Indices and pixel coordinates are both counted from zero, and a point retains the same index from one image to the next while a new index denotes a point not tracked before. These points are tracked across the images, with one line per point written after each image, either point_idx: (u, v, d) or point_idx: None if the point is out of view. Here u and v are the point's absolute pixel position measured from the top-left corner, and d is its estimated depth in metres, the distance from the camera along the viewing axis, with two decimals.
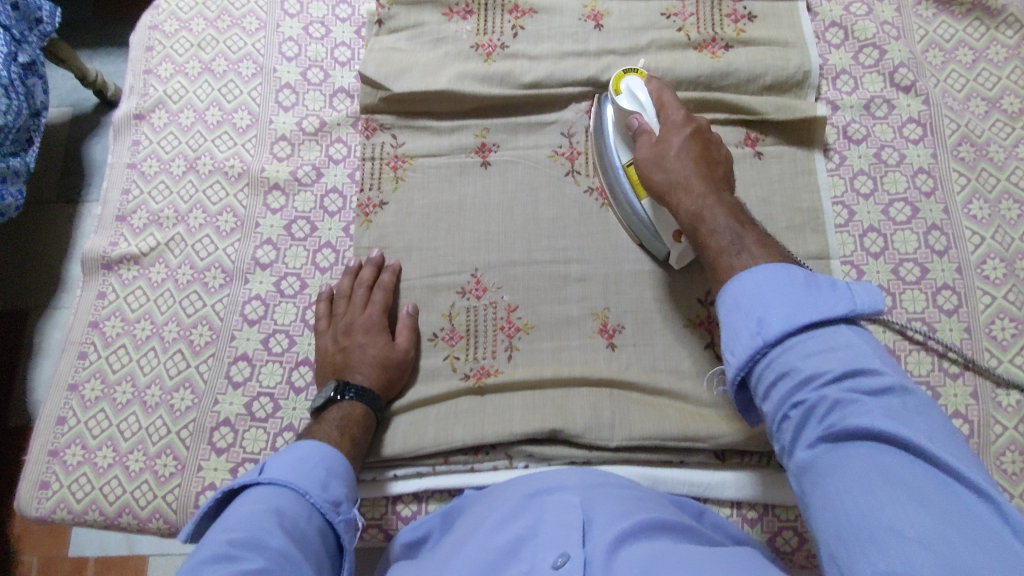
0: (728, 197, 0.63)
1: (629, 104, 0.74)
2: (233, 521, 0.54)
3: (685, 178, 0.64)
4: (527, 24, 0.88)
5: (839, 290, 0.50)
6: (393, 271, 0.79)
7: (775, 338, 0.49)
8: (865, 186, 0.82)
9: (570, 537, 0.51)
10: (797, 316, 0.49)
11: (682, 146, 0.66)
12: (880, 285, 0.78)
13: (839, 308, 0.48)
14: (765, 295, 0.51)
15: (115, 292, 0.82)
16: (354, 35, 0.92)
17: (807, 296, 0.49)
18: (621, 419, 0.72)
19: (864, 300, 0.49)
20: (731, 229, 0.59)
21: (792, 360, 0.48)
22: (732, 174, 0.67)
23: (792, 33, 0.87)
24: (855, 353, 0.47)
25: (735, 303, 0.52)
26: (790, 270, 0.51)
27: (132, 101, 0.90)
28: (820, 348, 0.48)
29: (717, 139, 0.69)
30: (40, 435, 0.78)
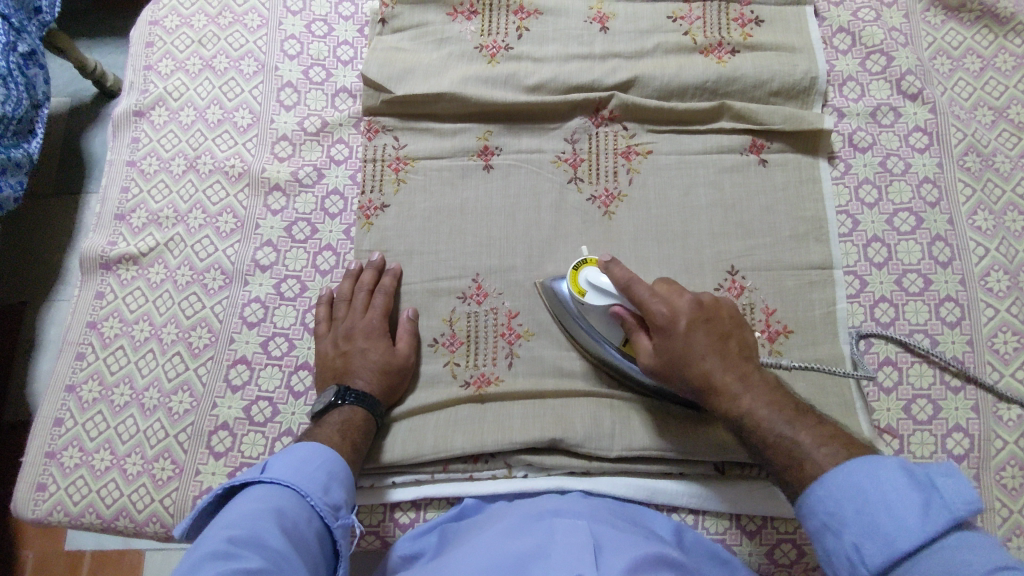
0: (758, 378, 0.63)
1: (600, 300, 0.70)
2: (233, 519, 0.54)
3: (714, 380, 0.63)
4: (533, 25, 0.87)
5: (927, 488, 0.49)
6: (394, 275, 0.78)
7: (877, 562, 0.48)
8: (870, 195, 0.81)
9: (582, 560, 0.51)
10: (890, 537, 0.48)
11: (694, 347, 0.64)
12: (883, 296, 0.78)
13: (934, 512, 0.47)
14: (855, 506, 0.51)
15: (114, 293, 0.82)
16: (356, 34, 0.91)
17: (898, 497, 0.49)
18: (621, 429, 0.72)
19: (957, 497, 0.48)
20: (783, 423, 0.59)
21: (906, 573, 0.47)
22: (745, 336, 0.66)
23: (800, 38, 0.86)
24: (970, 552, 0.45)
25: (825, 523, 0.52)
26: (874, 473, 0.51)
27: (131, 97, 0.89)
28: (931, 558, 0.46)
29: (715, 308, 0.66)
30: (38, 437, 0.77)
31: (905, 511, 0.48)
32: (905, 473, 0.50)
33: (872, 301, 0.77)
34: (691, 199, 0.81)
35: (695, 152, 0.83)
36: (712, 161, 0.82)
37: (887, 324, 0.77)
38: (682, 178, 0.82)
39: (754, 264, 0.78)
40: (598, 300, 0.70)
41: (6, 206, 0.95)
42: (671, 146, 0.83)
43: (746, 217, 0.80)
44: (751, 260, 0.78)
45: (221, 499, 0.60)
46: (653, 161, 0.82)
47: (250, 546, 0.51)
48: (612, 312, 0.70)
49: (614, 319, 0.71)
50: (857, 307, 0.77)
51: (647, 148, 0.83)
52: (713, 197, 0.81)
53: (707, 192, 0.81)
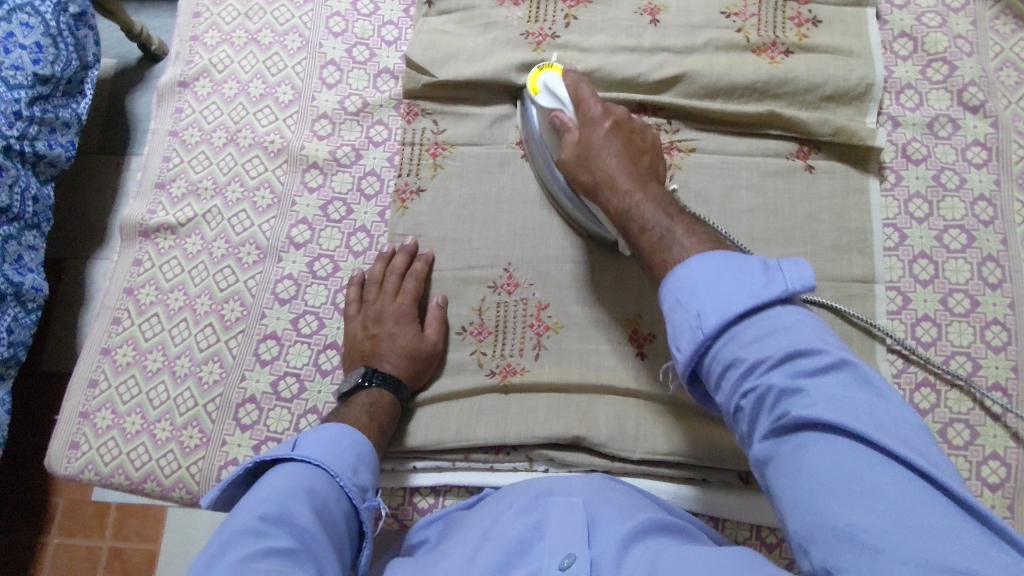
0: (655, 184, 0.67)
1: (549, 102, 0.75)
2: (265, 494, 0.55)
3: (614, 175, 0.67)
4: (581, 14, 0.86)
5: (769, 271, 0.51)
6: (426, 260, 0.78)
7: (714, 330, 0.50)
8: (920, 210, 0.78)
9: (576, 537, 0.52)
10: (731, 305, 0.50)
11: (606, 144, 0.69)
12: (926, 314, 0.75)
13: (769, 294, 0.50)
14: (699, 283, 0.52)
15: (151, 260, 0.83)
16: (402, 14, 0.90)
17: (738, 280, 0.51)
18: (646, 430, 0.72)
19: (795, 278, 0.50)
20: (661, 215, 0.62)
21: (735, 351, 0.49)
22: (657, 162, 0.71)
23: (858, 41, 0.82)
24: (799, 333, 0.48)
25: (679, 296, 0.53)
26: (735, 259, 0.52)
27: (177, 67, 0.90)
28: (759, 336, 0.48)
29: (639, 129, 0.72)
30: (73, 396, 0.79)
31: (744, 294, 0.50)
32: (756, 260, 0.52)
33: (914, 319, 0.75)
34: (733, 201, 0.79)
35: (739, 153, 0.81)
36: (756, 164, 0.80)
37: (927, 344, 0.74)
38: (724, 179, 0.80)
39: None
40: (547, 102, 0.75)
41: (60, 165, 0.97)
42: (714, 145, 0.81)
43: (788, 224, 0.78)
44: None
45: (251, 472, 0.61)
46: (696, 159, 0.81)
47: (281, 526, 0.51)
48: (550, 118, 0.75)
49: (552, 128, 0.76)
50: (899, 324, 0.75)
51: (690, 145, 0.81)
52: (755, 201, 0.79)
53: (749, 195, 0.79)
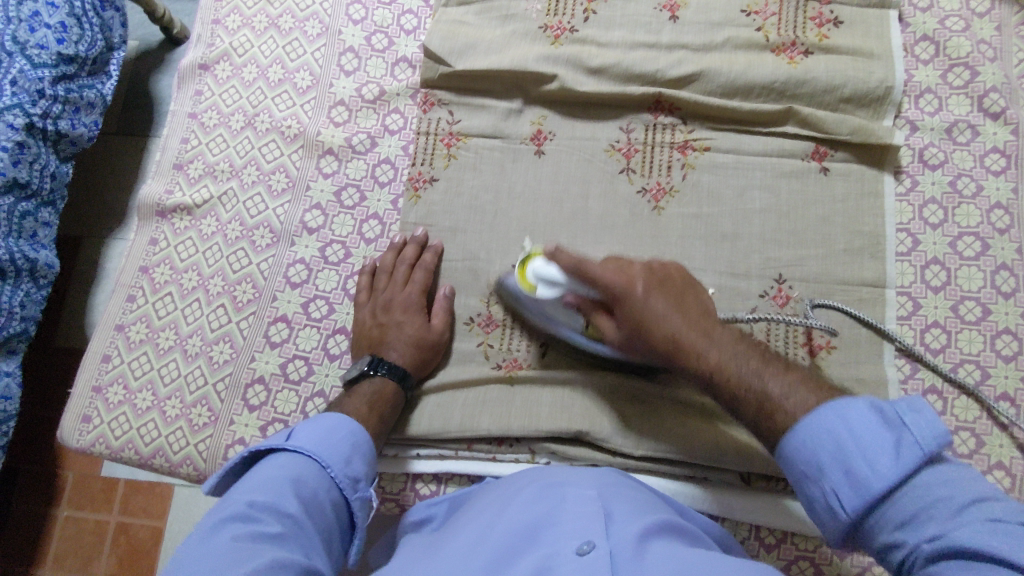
0: (722, 329, 0.59)
1: (549, 292, 0.67)
2: (255, 484, 0.55)
3: (679, 339, 0.58)
4: (601, 8, 0.85)
5: (895, 427, 0.47)
6: (436, 252, 0.79)
7: (854, 505, 0.47)
8: (934, 216, 0.78)
9: (592, 527, 0.50)
10: (863, 475, 0.46)
11: (653, 313, 0.60)
12: (936, 321, 0.75)
13: (909, 457, 0.46)
14: (828, 454, 0.48)
15: (167, 240, 0.85)
16: (422, 4, 0.91)
17: (870, 444, 0.47)
18: (649, 428, 0.72)
19: (928, 432, 0.46)
20: (751, 370, 0.55)
21: (886, 519, 0.46)
22: (703, 297, 0.63)
23: (879, 44, 0.82)
24: (946, 490, 0.44)
25: (805, 471, 0.50)
26: (856, 412, 0.48)
27: (198, 50, 0.91)
28: (906, 500, 0.45)
29: (666, 270, 0.64)
30: (86, 371, 0.81)
31: (882, 453, 0.46)
32: (871, 408, 0.48)
33: (924, 325, 0.75)
34: (746, 202, 0.79)
35: (754, 153, 0.80)
36: (771, 165, 0.80)
37: (936, 351, 0.74)
38: (737, 179, 0.79)
39: (803, 275, 0.76)
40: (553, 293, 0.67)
41: (82, 143, 0.97)
42: (729, 144, 0.81)
43: (800, 225, 0.78)
44: (801, 270, 0.76)
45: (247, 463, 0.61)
46: (710, 158, 0.80)
47: (273, 512, 0.53)
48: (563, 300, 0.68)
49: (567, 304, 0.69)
50: (908, 330, 0.75)
51: (705, 144, 0.81)
52: (767, 202, 0.78)
53: (761, 196, 0.79)
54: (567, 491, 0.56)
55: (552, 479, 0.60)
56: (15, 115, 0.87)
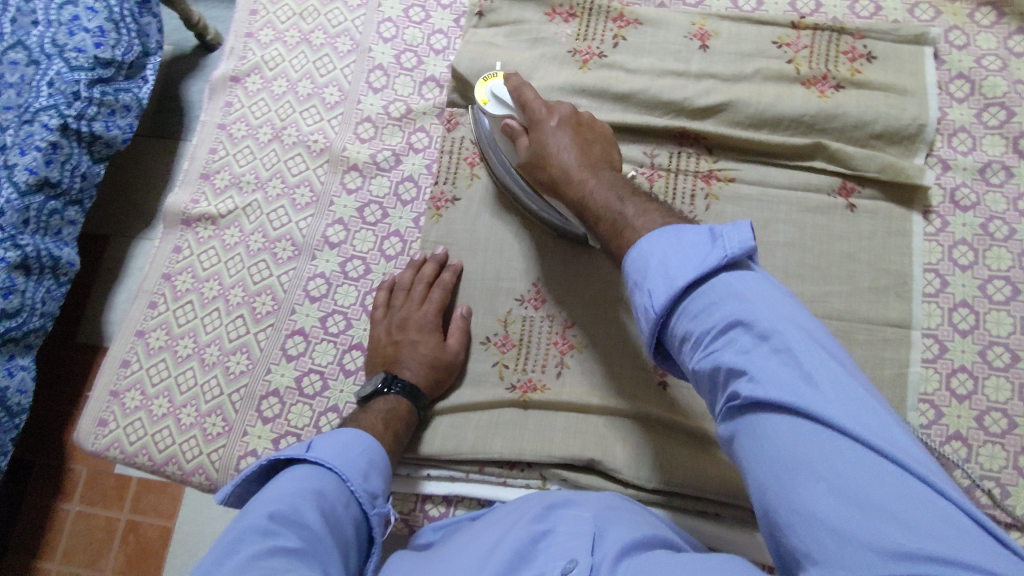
0: (611, 174, 0.66)
1: (496, 109, 0.75)
2: (274, 495, 0.55)
3: (568, 168, 0.67)
4: (630, 35, 0.85)
5: (714, 238, 0.51)
6: (454, 271, 0.79)
7: (663, 307, 0.51)
8: (964, 257, 0.76)
9: (581, 544, 0.51)
10: (674, 280, 0.51)
11: (558, 139, 0.69)
12: (962, 366, 0.73)
13: (711, 262, 0.50)
14: (650, 263, 0.52)
15: (190, 248, 0.85)
16: (452, 23, 0.91)
17: (686, 251, 0.51)
18: (662, 459, 0.71)
19: (737, 242, 0.50)
20: (617, 198, 0.63)
21: (687, 323, 0.50)
22: (611, 151, 0.71)
23: (913, 80, 0.80)
24: (746, 303, 0.48)
25: (633, 277, 0.54)
26: (690, 230, 0.53)
27: (230, 62, 0.92)
28: (707, 306, 0.49)
29: (589, 124, 0.72)
30: (105, 374, 0.82)
31: (689, 265, 0.50)
32: (700, 230, 0.52)
33: (949, 369, 0.73)
34: (770, 234, 0.78)
35: (779, 186, 0.79)
36: (796, 199, 0.79)
37: (962, 397, 0.72)
38: (762, 212, 0.79)
39: (826, 311, 0.75)
40: (498, 112, 0.76)
41: (115, 146, 1.00)
42: (754, 175, 0.80)
43: (825, 261, 0.76)
44: (823, 306, 0.75)
45: (266, 472, 0.61)
46: (735, 189, 0.80)
47: (295, 522, 0.53)
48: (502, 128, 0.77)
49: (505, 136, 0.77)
50: (933, 373, 0.73)
51: (730, 174, 0.80)
52: (792, 236, 0.77)
53: (786, 230, 0.78)
54: (568, 515, 0.56)
55: (552, 499, 0.59)
56: (50, 116, 0.89)
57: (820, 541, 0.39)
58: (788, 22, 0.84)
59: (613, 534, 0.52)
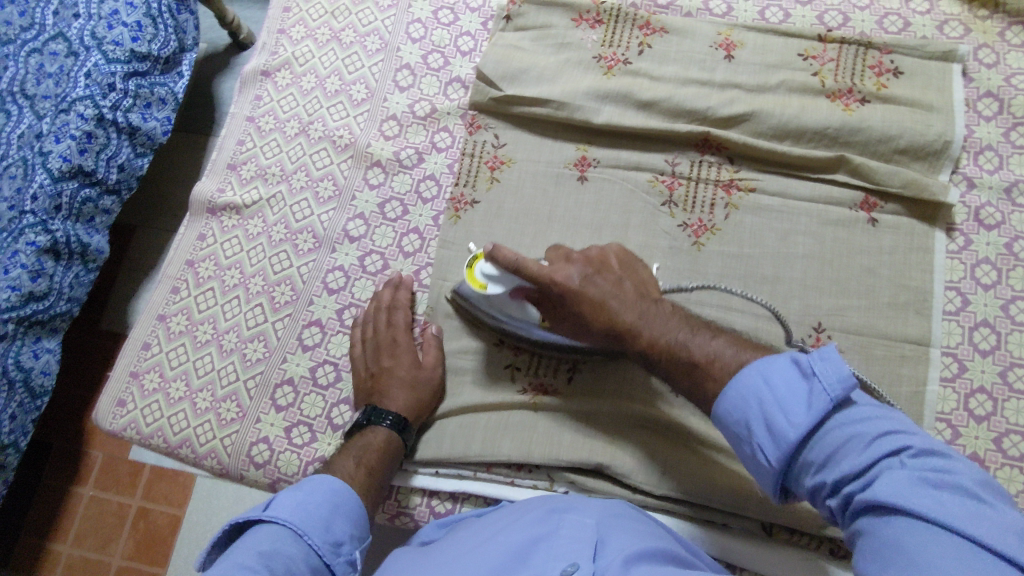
0: (659, 305, 0.64)
1: (498, 289, 0.70)
2: (231, 557, 0.52)
3: (618, 322, 0.63)
4: (656, 43, 0.86)
5: (808, 376, 0.50)
6: (408, 288, 0.80)
7: (776, 454, 0.50)
8: (987, 276, 0.75)
9: (582, 549, 0.50)
10: (780, 425, 0.50)
11: (593, 295, 0.65)
12: (982, 386, 0.72)
13: (819, 403, 0.49)
14: (753, 411, 0.52)
15: (214, 237, 0.87)
16: (480, 26, 0.92)
17: (787, 392, 0.50)
18: (672, 467, 0.70)
19: (833, 376, 0.49)
20: (682, 340, 0.60)
21: (807, 464, 0.49)
22: (638, 276, 0.68)
23: (940, 96, 0.80)
24: (857, 429, 0.48)
25: (741, 429, 0.53)
26: (783, 364, 0.52)
27: (262, 57, 0.94)
28: (819, 444, 0.49)
29: (609, 261, 0.68)
30: (126, 357, 0.84)
31: (797, 405, 0.49)
32: (793, 365, 0.51)
33: (968, 390, 0.72)
34: (789, 245, 0.78)
35: (800, 198, 0.79)
36: (817, 211, 0.78)
37: (980, 418, 0.71)
38: (782, 223, 0.78)
39: (844, 325, 0.74)
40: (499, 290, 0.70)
41: (157, 139, 1.01)
42: (776, 187, 0.80)
43: (844, 275, 0.76)
44: (841, 320, 0.74)
45: (228, 538, 0.57)
46: (755, 200, 0.79)
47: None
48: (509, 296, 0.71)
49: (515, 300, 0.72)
50: (951, 393, 0.72)
51: (751, 184, 0.80)
52: (811, 248, 0.77)
53: (805, 242, 0.77)
54: (568, 518, 0.55)
55: (554, 503, 0.58)
56: (85, 106, 0.92)
57: None
58: (815, 35, 0.84)
59: (614, 542, 0.51)
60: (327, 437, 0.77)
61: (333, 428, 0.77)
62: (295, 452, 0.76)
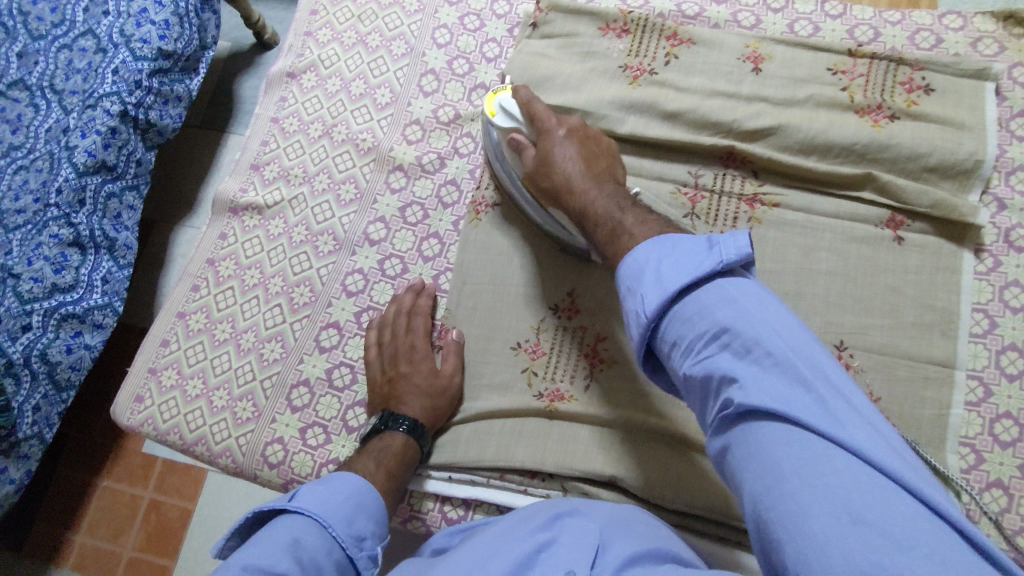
0: (612, 185, 0.69)
1: (503, 121, 0.77)
2: (255, 544, 0.53)
3: (572, 179, 0.70)
4: (682, 54, 0.85)
5: (712, 246, 0.53)
6: (431, 295, 0.80)
7: (653, 311, 0.53)
8: (1016, 299, 0.74)
9: (581, 556, 0.51)
10: (667, 285, 0.53)
11: (564, 152, 0.71)
12: (1007, 411, 0.70)
13: (706, 266, 0.52)
14: (648, 268, 0.55)
15: (235, 236, 0.88)
16: (506, 33, 0.92)
17: (686, 258, 0.53)
18: (687, 481, 0.69)
19: (732, 249, 0.53)
20: (617, 208, 0.65)
21: (678, 330, 0.52)
22: (616, 166, 0.73)
23: (972, 115, 0.78)
24: (737, 307, 0.50)
25: (632, 278, 0.56)
26: (690, 239, 0.55)
27: (288, 59, 0.95)
28: (694, 312, 0.51)
29: (599, 139, 0.74)
30: (146, 352, 0.84)
31: (683, 271, 0.53)
32: (701, 238, 0.55)
33: (994, 415, 0.70)
34: (812, 261, 0.77)
35: (826, 214, 0.78)
36: (842, 228, 0.77)
37: (1006, 444, 0.69)
38: (805, 239, 0.77)
39: (866, 344, 0.73)
40: (503, 122, 0.77)
41: (166, 136, 1.03)
42: (801, 202, 0.79)
43: (868, 293, 0.75)
44: (864, 338, 0.73)
45: (251, 526, 0.59)
46: (779, 214, 0.79)
47: (270, 569, 0.50)
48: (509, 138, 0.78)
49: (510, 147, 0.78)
50: (976, 417, 0.70)
51: (775, 199, 0.79)
52: (835, 265, 0.76)
53: (829, 259, 0.76)
54: (571, 524, 0.55)
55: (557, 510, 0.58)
56: (112, 103, 0.93)
57: (800, 541, 0.40)
58: (845, 49, 0.83)
59: (614, 550, 0.52)
60: (341, 440, 0.77)
61: (347, 430, 0.77)
62: (309, 453, 0.76)
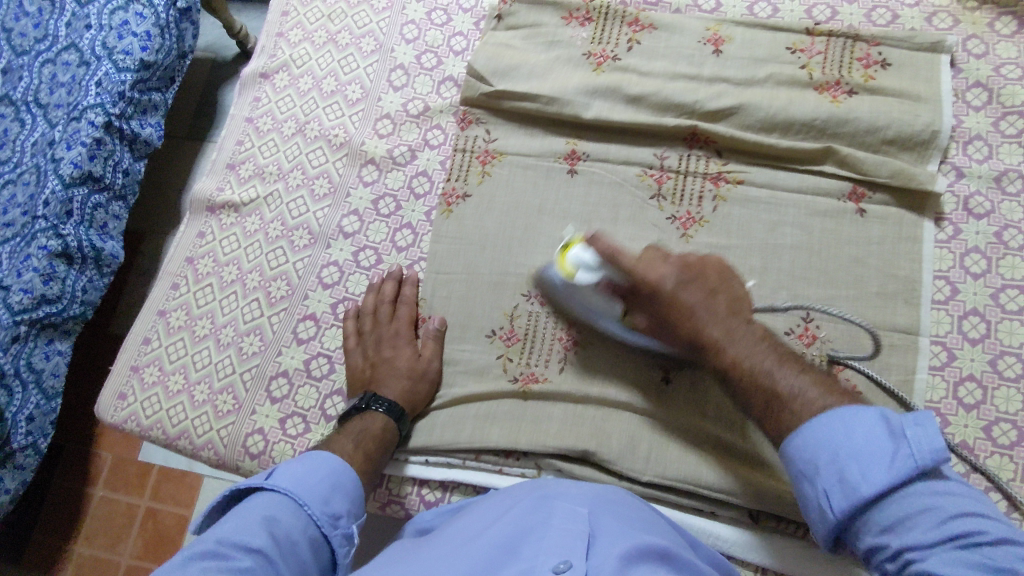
0: (750, 329, 0.62)
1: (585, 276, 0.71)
2: (232, 520, 0.54)
3: (706, 337, 0.63)
4: (644, 39, 0.87)
5: (897, 437, 0.51)
6: (413, 283, 0.81)
7: (843, 509, 0.51)
8: (976, 265, 0.75)
9: (574, 547, 0.50)
10: (854, 483, 0.50)
11: (689, 301, 0.64)
12: (971, 374, 0.71)
13: (901, 467, 0.50)
14: (825, 460, 0.52)
15: (213, 234, 0.89)
16: (472, 26, 0.94)
17: (868, 453, 0.51)
18: (658, 453, 0.71)
19: (924, 447, 0.50)
20: (767, 367, 0.58)
21: (874, 527, 0.50)
22: (737, 287, 0.66)
23: (928, 87, 0.80)
24: (937, 509, 0.48)
25: (807, 472, 0.54)
26: (867, 419, 0.52)
27: (261, 60, 0.97)
28: (893, 512, 0.49)
29: (702, 262, 0.67)
30: (128, 350, 0.86)
31: (874, 468, 0.50)
32: (882, 427, 0.52)
33: (957, 378, 0.71)
34: (776, 236, 0.78)
35: (788, 189, 0.79)
36: (804, 202, 0.79)
37: (970, 406, 0.71)
38: (770, 214, 0.79)
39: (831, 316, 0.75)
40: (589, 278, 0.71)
41: (150, 147, 1.04)
42: (763, 178, 0.80)
43: (831, 265, 0.76)
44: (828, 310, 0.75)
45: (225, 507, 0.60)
46: (743, 191, 0.80)
47: (244, 545, 0.51)
48: (600, 289, 0.72)
49: (604, 294, 0.72)
50: (940, 381, 0.72)
51: (739, 176, 0.81)
52: (799, 239, 0.77)
53: (793, 233, 0.78)
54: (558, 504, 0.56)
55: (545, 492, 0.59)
56: (96, 114, 0.94)
57: None
58: (802, 28, 0.85)
59: (605, 538, 0.51)
60: (321, 428, 0.78)
61: (326, 419, 0.78)
62: (289, 442, 0.78)
